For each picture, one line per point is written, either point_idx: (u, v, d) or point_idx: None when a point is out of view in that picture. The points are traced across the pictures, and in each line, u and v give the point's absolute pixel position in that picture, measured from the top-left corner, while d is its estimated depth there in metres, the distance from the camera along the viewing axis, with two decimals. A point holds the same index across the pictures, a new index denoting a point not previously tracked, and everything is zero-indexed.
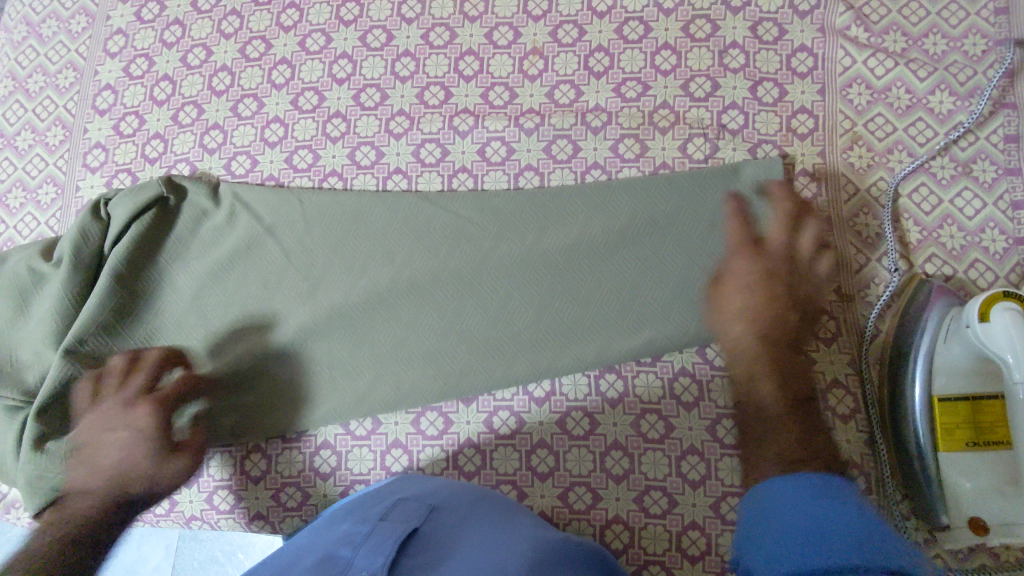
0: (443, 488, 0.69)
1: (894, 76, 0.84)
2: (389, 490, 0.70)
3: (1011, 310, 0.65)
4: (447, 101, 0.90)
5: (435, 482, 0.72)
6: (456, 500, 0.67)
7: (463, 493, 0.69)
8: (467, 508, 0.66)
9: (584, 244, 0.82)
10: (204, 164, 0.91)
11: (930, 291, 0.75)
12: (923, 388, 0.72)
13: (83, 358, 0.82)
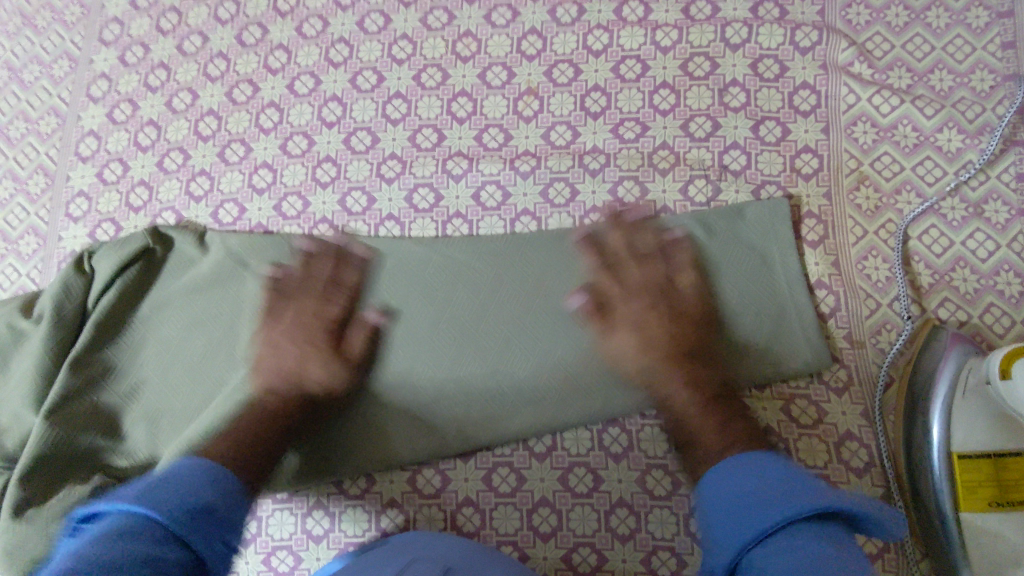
0: (455, 549, 0.67)
1: (900, 114, 0.82)
2: (399, 549, 0.68)
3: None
4: (440, 143, 0.87)
5: (443, 540, 0.70)
6: (470, 561, 0.65)
7: (478, 551, 0.67)
8: (477, 570, 0.63)
9: (584, 292, 0.79)
10: (190, 211, 0.88)
11: (945, 340, 0.73)
12: (942, 443, 0.69)
13: (67, 417, 0.78)
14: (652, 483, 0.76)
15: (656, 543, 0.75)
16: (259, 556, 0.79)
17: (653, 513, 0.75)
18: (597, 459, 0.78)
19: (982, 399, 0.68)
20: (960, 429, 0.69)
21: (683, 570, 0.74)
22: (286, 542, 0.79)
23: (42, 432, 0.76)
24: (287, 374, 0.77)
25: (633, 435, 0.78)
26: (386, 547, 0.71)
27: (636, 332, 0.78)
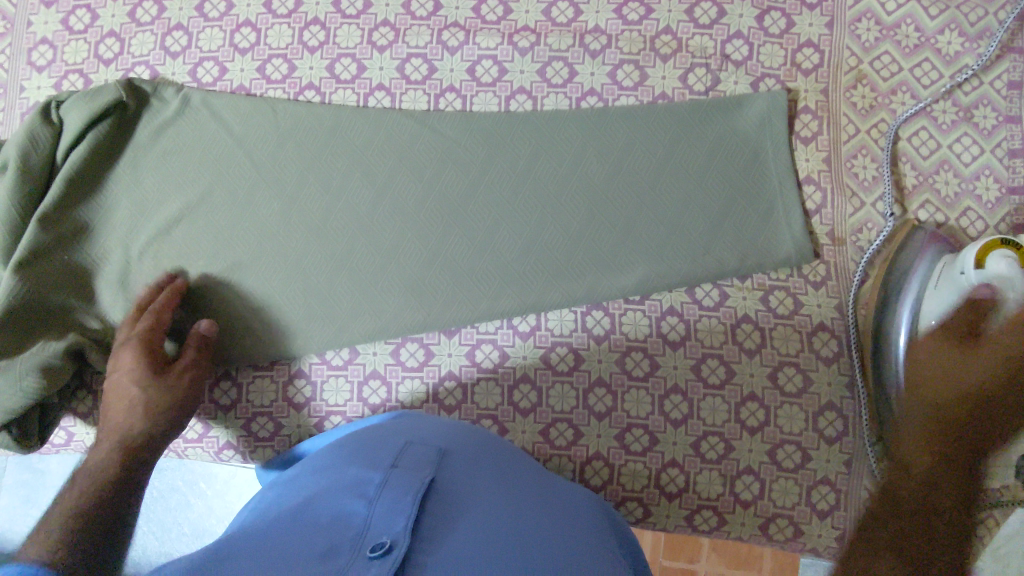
0: (449, 430, 0.67)
1: (905, 12, 0.81)
2: (392, 429, 0.67)
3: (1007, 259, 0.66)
4: (435, 13, 0.83)
5: (435, 422, 0.69)
6: (465, 444, 0.65)
7: (471, 437, 0.67)
8: (472, 452, 0.63)
9: (572, 176, 0.79)
10: (165, 68, 0.83)
11: (921, 241, 0.76)
12: (908, 333, 0.73)
13: (40, 273, 0.76)
14: (631, 365, 0.78)
15: (631, 421, 0.77)
16: (239, 421, 0.80)
17: (630, 393, 0.78)
18: (580, 339, 0.79)
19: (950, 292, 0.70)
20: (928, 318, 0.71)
21: (655, 446, 0.77)
22: (266, 409, 0.79)
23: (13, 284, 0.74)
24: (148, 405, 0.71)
25: (615, 318, 0.79)
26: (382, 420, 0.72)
27: (622, 219, 0.79)
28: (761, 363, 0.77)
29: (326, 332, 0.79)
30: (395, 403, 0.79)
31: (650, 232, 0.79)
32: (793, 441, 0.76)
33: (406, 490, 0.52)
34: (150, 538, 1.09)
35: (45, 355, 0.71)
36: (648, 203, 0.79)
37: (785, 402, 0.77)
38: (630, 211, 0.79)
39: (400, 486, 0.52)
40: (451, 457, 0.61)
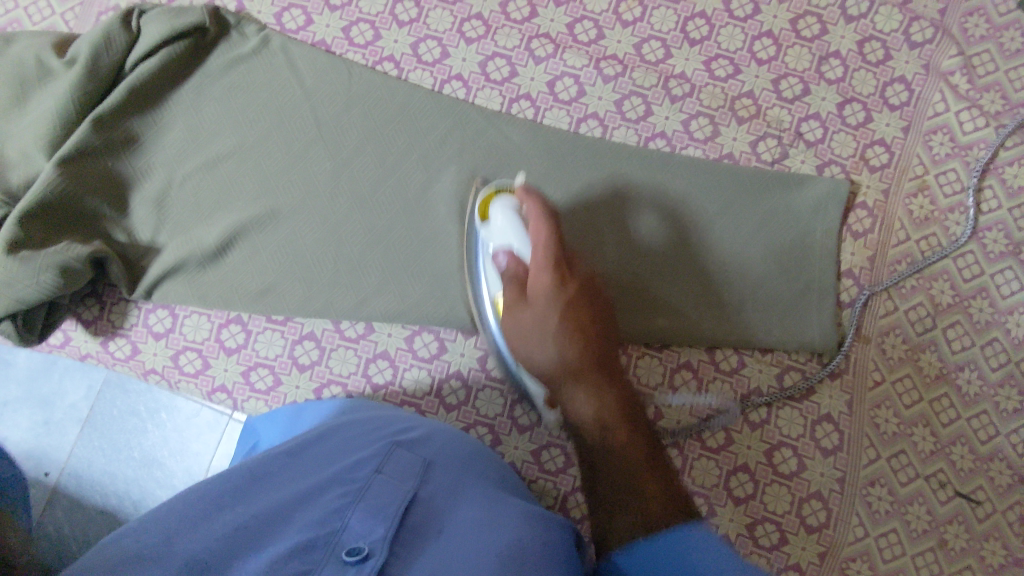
0: (438, 437, 0.63)
1: (981, 136, 0.82)
2: (376, 423, 0.63)
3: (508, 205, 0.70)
4: (530, 19, 0.83)
5: (419, 428, 0.64)
6: (451, 456, 0.61)
7: (459, 446, 0.64)
8: (457, 472, 0.59)
9: (609, 203, 0.80)
10: (253, 5, 0.83)
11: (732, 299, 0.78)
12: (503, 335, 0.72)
13: (81, 173, 0.75)
14: None
15: None
16: (239, 365, 0.79)
17: None
18: None
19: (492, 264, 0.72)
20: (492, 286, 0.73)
21: None
22: (269, 361, 0.79)
23: (53, 177, 0.72)
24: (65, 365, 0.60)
25: (631, 360, 0.79)
26: (364, 409, 0.68)
27: (644, 254, 0.79)
28: (761, 438, 0.77)
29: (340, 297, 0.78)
30: (398, 389, 0.79)
31: (670, 275, 0.79)
32: (774, 521, 0.76)
33: (385, 518, 0.47)
34: (95, 456, 0.83)
35: (69, 256, 0.70)
36: (675, 247, 0.79)
37: (775, 481, 0.77)
38: (653, 249, 0.79)
39: (381, 505, 0.49)
40: (434, 475, 0.56)
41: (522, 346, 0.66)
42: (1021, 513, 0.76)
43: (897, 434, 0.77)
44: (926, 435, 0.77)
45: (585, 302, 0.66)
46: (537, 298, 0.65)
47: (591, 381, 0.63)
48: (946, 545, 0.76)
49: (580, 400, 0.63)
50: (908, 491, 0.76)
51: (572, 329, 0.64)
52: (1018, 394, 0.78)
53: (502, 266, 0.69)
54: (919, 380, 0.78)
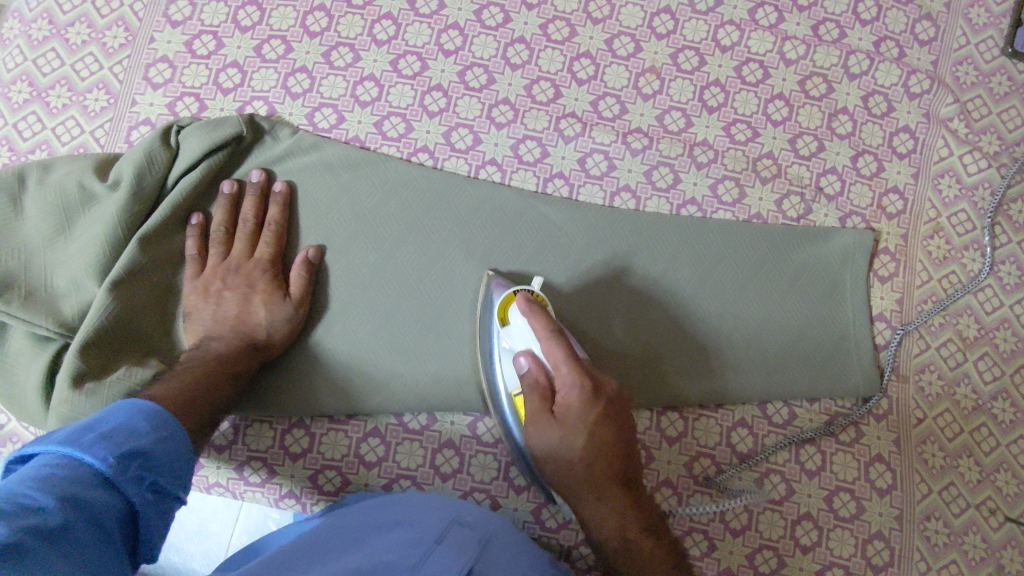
0: (489, 521, 0.62)
1: (984, 176, 0.88)
2: (426, 505, 0.62)
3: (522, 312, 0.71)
4: (555, 100, 0.86)
5: (447, 502, 0.63)
6: (503, 538, 0.60)
7: (509, 531, 0.62)
8: (509, 555, 0.57)
9: (616, 272, 0.81)
10: (284, 108, 0.84)
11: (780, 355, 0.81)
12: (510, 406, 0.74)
13: (133, 293, 0.74)
14: (698, 469, 0.80)
15: (693, 525, 0.79)
16: (306, 470, 0.79)
17: (695, 497, 0.79)
18: (652, 438, 0.81)
19: (508, 357, 0.74)
20: (508, 380, 0.74)
21: (713, 553, 0.78)
22: (336, 462, 0.78)
23: (107, 301, 0.72)
24: (238, 324, 0.74)
25: (689, 422, 0.81)
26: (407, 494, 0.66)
27: (654, 320, 0.81)
28: (820, 485, 0.80)
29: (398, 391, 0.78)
30: (466, 475, 0.79)
31: (687, 337, 0.81)
32: (841, 564, 0.79)
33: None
34: None
35: (131, 383, 0.71)
36: (685, 311, 0.81)
37: (838, 525, 0.79)
38: (662, 314, 0.81)
39: None
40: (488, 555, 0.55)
41: (539, 451, 0.71)
42: None
43: (944, 467, 0.81)
44: (971, 465, 0.82)
45: (610, 422, 0.70)
46: (563, 419, 0.70)
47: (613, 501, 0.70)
48: (1003, 570, 0.79)
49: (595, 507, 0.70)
50: (962, 521, 0.80)
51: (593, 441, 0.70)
52: None
53: (525, 368, 0.71)
54: (958, 413, 0.83)
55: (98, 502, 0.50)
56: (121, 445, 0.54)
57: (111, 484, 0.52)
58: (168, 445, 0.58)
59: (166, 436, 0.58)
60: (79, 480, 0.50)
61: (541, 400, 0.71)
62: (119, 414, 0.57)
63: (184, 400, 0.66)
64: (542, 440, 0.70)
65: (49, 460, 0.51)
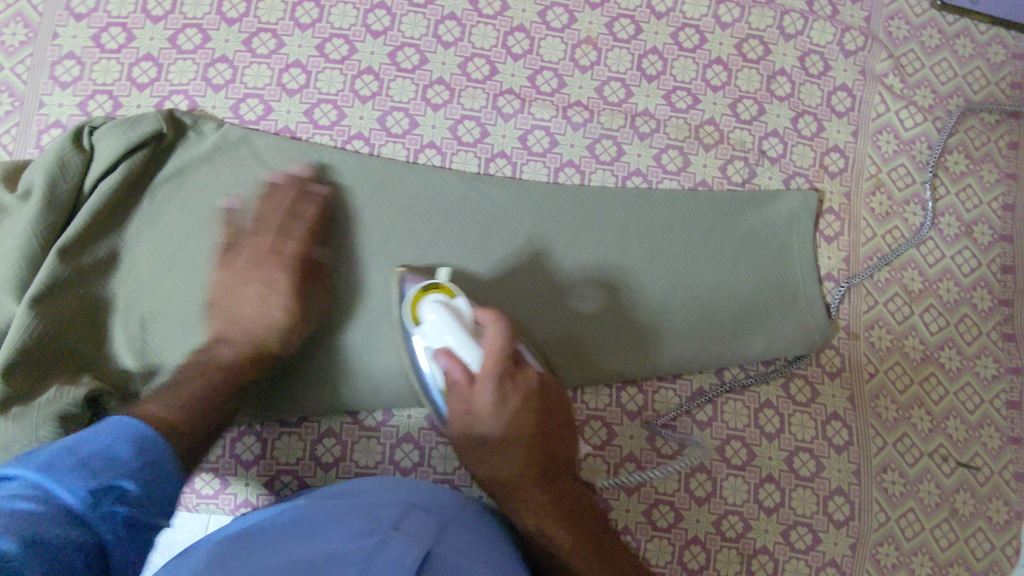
0: (443, 499, 0.61)
1: (920, 131, 0.89)
2: (380, 489, 0.60)
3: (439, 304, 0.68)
4: (491, 77, 0.84)
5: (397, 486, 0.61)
6: (458, 516, 0.59)
7: (466, 510, 0.62)
8: (467, 533, 0.57)
9: (549, 254, 0.79)
10: (206, 101, 0.80)
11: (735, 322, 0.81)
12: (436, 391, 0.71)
13: (56, 308, 0.71)
14: (660, 441, 0.80)
15: (658, 497, 0.79)
16: (262, 477, 0.76)
17: (658, 469, 0.79)
18: (613, 414, 0.80)
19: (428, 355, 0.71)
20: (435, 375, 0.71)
21: (680, 523, 0.78)
22: (291, 467, 0.76)
23: (28, 318, 0.69)
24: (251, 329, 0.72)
25: (648, 395, 0.81)
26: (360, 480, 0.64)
27: (602, 296, 0.79)
28: (779, 447, 0.81)
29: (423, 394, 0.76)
30: (427, 467, 0.77)
31: (638, 310, 0.80)
32: (805, 523, 0.80)
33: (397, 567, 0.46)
34: None
35: (65, 403, 0.67)
36: (632, 285, 0.80)
37: (799, 485, 0.80)
38: (611, 287, 0.80)
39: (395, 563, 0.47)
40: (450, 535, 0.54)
41: (467, 450, 0.69)
42: (1015, 471, 0.84)
43: (897, 419, 0.83)
44: (922, 415, 0.83)
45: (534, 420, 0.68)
46: (481, 412, 0.67)
47: (528, 499, 0.67)
48: (957, 513, 0.82)
49: (506, 494, 0.68)
50: (916, 470, 0.82)
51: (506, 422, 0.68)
52: (993, 363, 0.85)
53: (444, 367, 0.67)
54: (907, 366, 0.84)
55: (68, 535, 0.47)
56: (101, 471, 0.51)
57: (86, 514, 0.49)
58: (158, 470, 0.55)
59: (160, 461, 0.55)
60: (47, 509, 0.47)
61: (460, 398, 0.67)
62: (109, 436, 0.54)
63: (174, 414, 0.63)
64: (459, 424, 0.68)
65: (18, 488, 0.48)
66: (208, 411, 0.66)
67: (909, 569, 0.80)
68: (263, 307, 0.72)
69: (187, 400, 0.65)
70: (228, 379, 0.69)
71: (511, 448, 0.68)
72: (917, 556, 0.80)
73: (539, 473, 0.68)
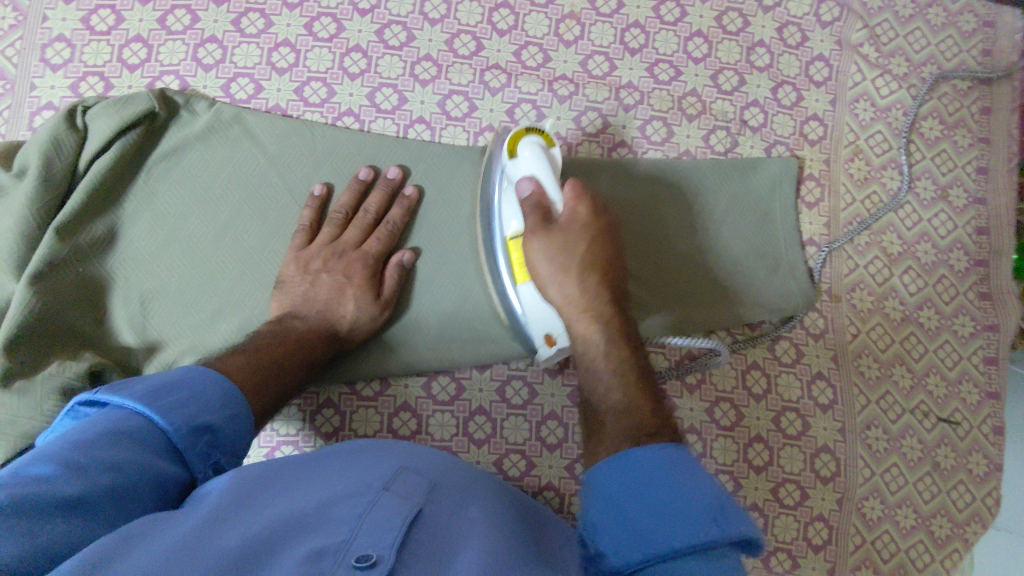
0: (439, 464, 0.61)
1: (896, 98, 0.91)
2: (376, 449, 0.60)
3: (536, 145, 0.69)
4: (478, 53, 0.85)
5: (390, 449, 0.61)
6: (453, 477, 0.59)
7: (463, 472, 0.62)
8: (463, 493, 0.57)
9: None
10: (197, 81, 0.81)
11: (720, 286, 0.83)
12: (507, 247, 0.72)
13: (54, 286, 0.72)
14: None
15: None
16: (263, 449, 0.78)
17: None
18: None
19: (513, 194, 0.72)
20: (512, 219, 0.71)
21: None
22: (292, 438, 0.78)
23: (26, 299, 0.69)
24: (331, 309, 0.74)
25: None
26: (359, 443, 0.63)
27: None
28: (767, 407, 0.83)
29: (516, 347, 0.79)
30: (425, 435, 0.79)
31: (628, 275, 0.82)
32: (793, 480, 0.82)
33: (392, 528, 0.46)
34: None
35: (68, 377, 0.70)
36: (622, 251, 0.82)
37: (787, 444, 0.83)
38: None
39: (384, 524, 0.46)
40: (444, 494, 0.54)
41: (538, 265, 0.67)
42: (993, 424, 0.87)
43: (880, 377, 0.85)
44: (904, 373, 0.86)
45: (604, 251, 0.67)
46: (565, 221, 0.67)
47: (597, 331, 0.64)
48: (939, 467, 0.85)
49: (598, 350, 0.62)
50: (898, 426, 0.85)
51: (597, 275, 0.66)
52: (970, 321, 0.88)
53: (527, 194, 0.68)
54: (889, 326, 0.87)
55: (152, 465, 0.49)
56: (193, 417, 0.54)
57: (168, 451, 0.52)
58: (237, 425, 0.58)
59: (235, 415, 0.58)
60: (132, 438, 0.50)
61: (539, 215, 0.67)
62: (192, 383, 0.57)
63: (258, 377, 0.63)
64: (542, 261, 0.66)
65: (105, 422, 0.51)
66: (282, 381, 0.66)
67: (894, 522, 0.83)
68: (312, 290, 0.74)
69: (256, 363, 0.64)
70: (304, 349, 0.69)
71: (603, 300, 0.65)
72: (901, 508, 0.83)
73: (624, 334, 0.64)
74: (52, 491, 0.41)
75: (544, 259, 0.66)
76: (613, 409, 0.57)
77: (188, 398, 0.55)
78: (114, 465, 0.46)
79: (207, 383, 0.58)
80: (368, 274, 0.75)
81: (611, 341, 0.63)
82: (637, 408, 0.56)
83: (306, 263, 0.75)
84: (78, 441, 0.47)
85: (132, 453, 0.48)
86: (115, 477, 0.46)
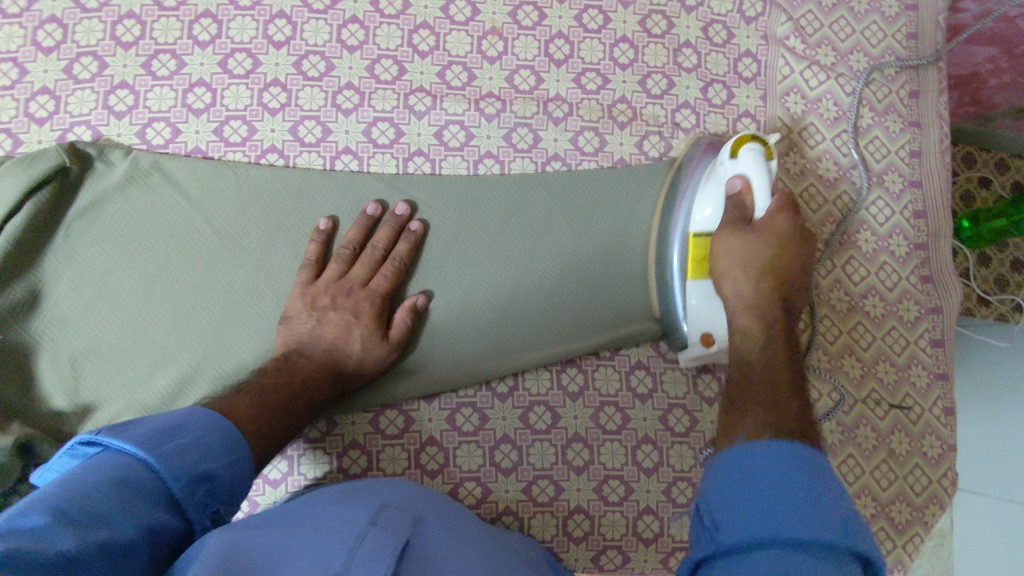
0: (420, 498, 0.60)
1: (826, 88, 0.91)
2: (357, 489, 0.59)
3: (756, 152, 0.74)
4: (401, 77, 0.84)
5: (373, 487, 0.60)
6: (435, 511, 0.59)
7: (442, 505, 0.61)
8: (446, 527, 0.56)
9: (484, 245, 0.80)
10: (109, 129, 0.79)
11: None
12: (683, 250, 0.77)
13: None
14: (605, 419, 0.80)
15: (607, 473, 0.79)
16: None
17: (605, 446, 0.79)
18: (556, 397, 0.80)
19: (714, 183, 0.76)
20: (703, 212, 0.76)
21: (631, 495, 0.79)
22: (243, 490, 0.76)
23: None
24: (331, 348, 0.72)
25: (588, 375, 0.81)
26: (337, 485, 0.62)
27: (541, 280, 0.80)
28: None
29: (574, 327, 0.80)
30: (376, 472, 0.77)
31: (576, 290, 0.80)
32: None
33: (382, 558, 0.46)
34: None
35: None
36: (566, 265, 0.80)
37: None
38: (550, 269, 0.80)
39: (377, 551, 0.47)
40: (426, 528, 0.54)
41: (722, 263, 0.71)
42: (944, 405, 0.87)
43: (831, 369, 0.86)
44: (853, 363, 0.86)
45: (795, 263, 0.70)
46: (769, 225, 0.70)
47: (767, 331, 0.66)
48: (894, 454, 0.85)
49: (757, 347, 0.65)
50: (852, 417, 0.85)
51: (774, 274, 0.69)
52: (914, 305, 0.89)
53: (736, 190, 0.73)
54: (836, 316, 0.87)
55: (151, 519, 0.48)
56: (193, 466, 0.54)
57: (166, 501, 0.51)
58: (235, 471, 0.57)
59: (233, 460, 0.58)
60: (134, 489, 0.49)
61: (741, 210, 0.72)
62: (195, 430, 0.57)
63: (253, 431, 0.62)
64: (728, 270, 0.70)
65: (102, 472, 0.50)
66: (268, 431, 0.64)
67: None
68: (316, 328, 0.73)
69: (240, 413, 0.63)
70: (300, 394, 0.69)
71: (776, 304, 0.68)
72: (861, 497, 0.83)
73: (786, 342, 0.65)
74: (53, 545, 0.41)
75: (727, 270, 0.70)
76: (753, 398, 0.59)
77: (190, 447, 0.55)
78: (113, 518, 0.46)
79: (202, 427, 0.58)
80: (305, 313, 0.73)
81: (766, 355, 0.64)
82: (787, 410, 0.57)
83: (314, 300, 0.74)
84: (73, 492, 0.46)
85: (118, 509, 0.47)
86: (115, 531, 0.45)
